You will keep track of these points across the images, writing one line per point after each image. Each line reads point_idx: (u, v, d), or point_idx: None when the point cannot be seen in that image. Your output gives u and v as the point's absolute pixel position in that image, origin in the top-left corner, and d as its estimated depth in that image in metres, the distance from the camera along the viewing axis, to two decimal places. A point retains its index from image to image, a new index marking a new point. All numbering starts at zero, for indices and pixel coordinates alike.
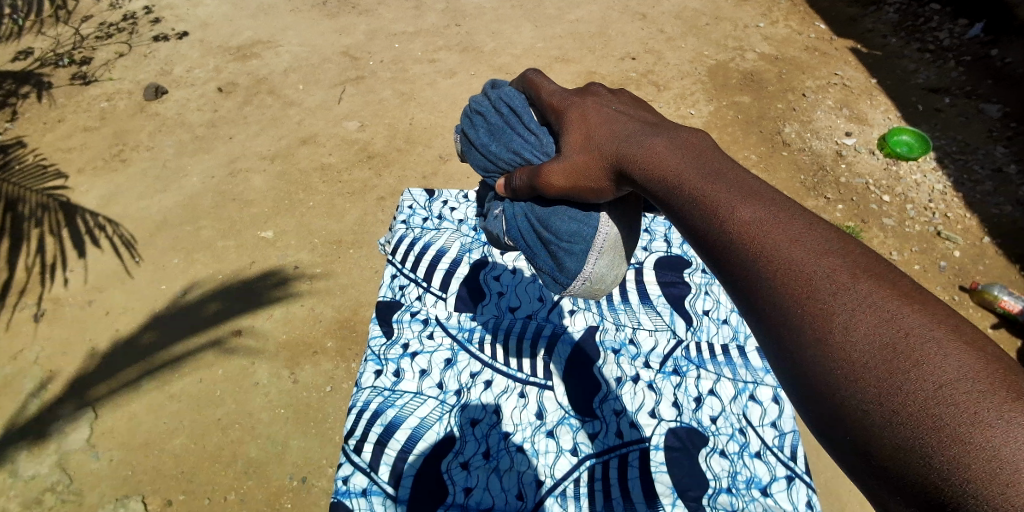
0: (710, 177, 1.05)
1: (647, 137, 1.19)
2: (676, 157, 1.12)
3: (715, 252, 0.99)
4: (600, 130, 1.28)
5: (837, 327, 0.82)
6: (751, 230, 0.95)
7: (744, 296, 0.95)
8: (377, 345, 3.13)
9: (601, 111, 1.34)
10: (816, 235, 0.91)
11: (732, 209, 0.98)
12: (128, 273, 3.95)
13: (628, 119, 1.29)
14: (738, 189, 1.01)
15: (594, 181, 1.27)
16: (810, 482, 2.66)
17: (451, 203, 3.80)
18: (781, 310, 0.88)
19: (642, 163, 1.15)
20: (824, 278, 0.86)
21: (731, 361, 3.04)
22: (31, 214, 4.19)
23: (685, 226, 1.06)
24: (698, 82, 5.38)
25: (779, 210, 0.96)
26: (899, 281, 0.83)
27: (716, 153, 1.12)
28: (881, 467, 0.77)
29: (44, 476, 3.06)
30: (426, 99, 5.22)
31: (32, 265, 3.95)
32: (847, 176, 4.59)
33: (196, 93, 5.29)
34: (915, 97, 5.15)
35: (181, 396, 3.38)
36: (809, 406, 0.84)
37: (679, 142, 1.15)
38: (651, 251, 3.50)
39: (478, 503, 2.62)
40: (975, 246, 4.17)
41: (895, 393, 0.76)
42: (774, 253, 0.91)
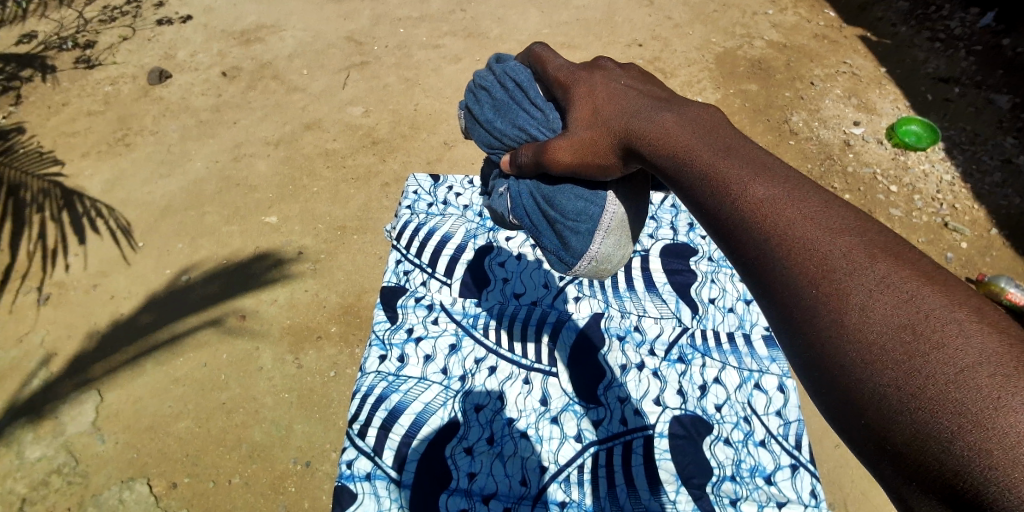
0: (723, 154, 1.03)
1: (657, 113, 1.17)
2: (687, 133, 1.10)
3: (728, 232, 0.98)
4: (608, 105, 1.27)
5: (854, 308, 0.80)
6: (764, 208, 0.94)
7: (756, 275, 0.94)
8: (382, 330, 3.12)
9: (609, 85, 1.32)
10: (832, 214, 0.89)
11: (745, 188, 0.97)
12: (126, 260, 3.93)
13: (637, 94, 1.27)
14: (752, 167, 0.99)
15: (603, 157, 1.26)
16: (814, 470, 2.66)
17: (457, 188, 3.79)
18: (796, 290, 0.87)
19: (652, 138, 1.13)
20: (840, 257, 0.84)
21: (737, 349, 3.03)
22: (32, 199, 4.18)
23: (696, 206, 1.05)
24: (705, 70, 5.33)
25: (794, 188, 0.95)
26: (918, 261, 0.82)
27: (729, 130, 1.10)
28: (898, 453, 0.76)
29: (50, 458, 3.08)
30: (430, 85, 5.19)
31: (34, 251, 3.94)
32: (855, 165, 4.56)
33: (200, 77, 5.27)
34: (925, 87, 5.09)
35: (185, 380, 3.39)
36: (822, 389, 0.83)
37: (691, 118, 1.13)
38: (657, 239, 3.48)
39: (482, 488, 2.63)
40: (983, 238, 4.14)
41: (913, 375, 0.74)
42: (788, 232, 0.90)
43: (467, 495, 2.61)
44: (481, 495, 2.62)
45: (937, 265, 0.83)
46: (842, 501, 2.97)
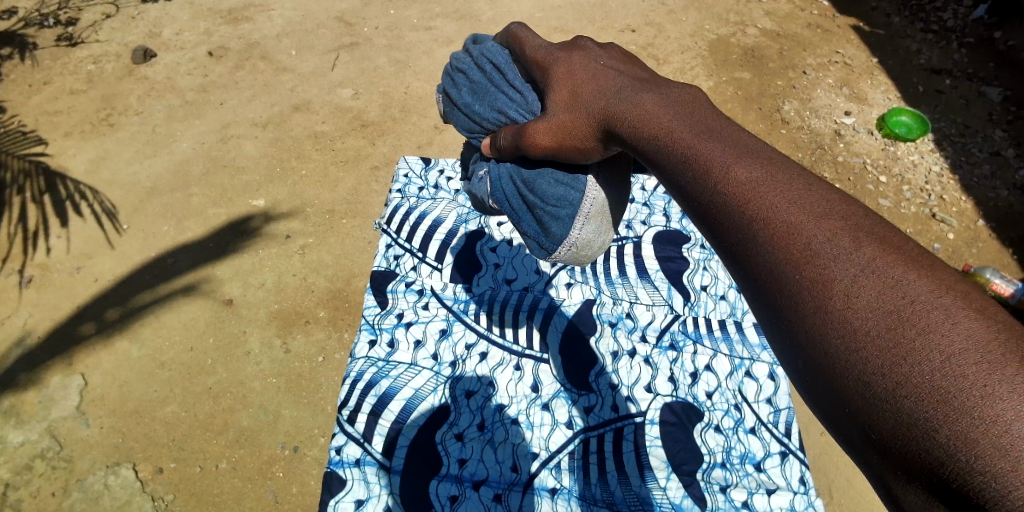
0: (704, 134, 1.00)
1: (636, 93, 1.15)
2: (666, 111, 1.08)
3: (711, 216, 0.95)
4: (587, 87, 1.24)
5: (837, 293, 0.78)
6: (744, 191, 0.91)
7: (738, 260, 0.91)
8: (372, 315, 3.09)
9: (588, 66, 1.28)
10: (814, 197, 0.87)
11: (727, 168, 0.94)
12: (110, 244, 3.85)
13: (617, 74, 1.24)
14: (735, 149, 0.96)
15: (582, 141, 1.24)
16: (803, 458, 2.68)
17: (448, 172, 3.76)
18: (779, 276, 0.84)
19: (630, 118, 1.11)
20: (824, 241, 0.81)
21: (728, 337, 3.04)
22: (13, 180, 4.08)
23: (678, 189, 1.02)
24: (698, 56, 5.30)
25: (776, 168, 0.92)
26: (903, 245, 0.79)
27: (709, 109, 1.08)
28: (883, 443, 0.73)
29: (34, 443, 3.04)
30: (422, 68, 5.13)
31: (16, 233, 3.86)
32: (845, 155, 4.56)
33: (186, 56, 5.16)
34: (916, 78, 5.10)
35: (172, 365, 3.34)
36: (807, 377, 0.81)
37: (672, 99, 1.10)
38: (649, 225, 3.48)
39: (472, 475, 2.62)
40: (969, 229, 4.17)
41: (899, 364, 0.71)
42: (771, 214, 0.87)
43: (458, 482, 2.60)
44: (471, 481, 2.60)
45: (924, 247, 0.80)
46: (827, 488, 3.01)
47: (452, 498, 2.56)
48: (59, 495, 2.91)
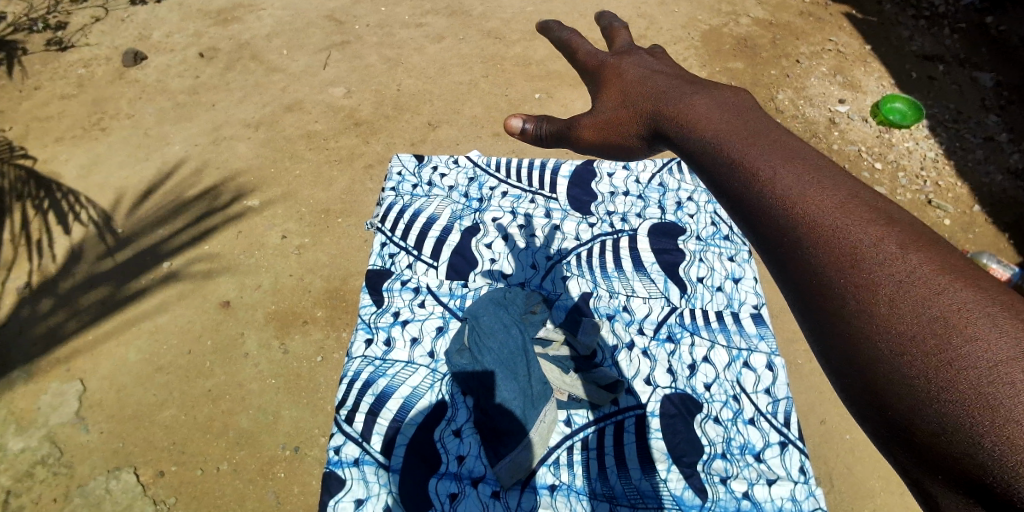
0: (761, 151, 1.17)
1: (689, 102, 1.41)
2: (723, 122, 1.29)
3: (762, 224, 1.10)
4: (634, 90, 1.56)
5: (883, 297, 0.92)
6: (794, 199, 1.07)
7: (786, 265, 1.05)
8: (368, 314, 3.08)
9: (637, 71, 1.61)
10: (864, 209, 1.01)
11: (777, 181, 1.10)
12: (104, 247, 3.81)
13: (664, 78, 1.55)
14: (784, 158, 1.13)
15: (629, 134, 1.54)
16: (803, 447, 2.68)
17: (441, 169, 3.74)
18: (828, 280, 0.98)
19: (686, 123, 1.36)
20: (872, 251, 0.96)
21: (726, 327, 3.03)
22: (11, 188, 4.09)
23: (731, 201, 1.18)
24: (691, 47, 5.28)
25: (827, 182, 1.07)
26: (946, 256, 0.93)
27: (766, 123, 1.26)
28: (924, 440, 0.86)
29: (33, 450, 3.03)
30: (413, 64, 5.11)
31: (17, 238, 3.83)
32: (840, 143, 4.55)
33: (177, 58, 5.13)
34: (909, 65, 5.10)
35: (169, 368, 3.33)
36: (845, 375, 0.95)
37: (722, 105, 1.35)
38: (645, 218, 3.49)
39: (471, 471, 2.62)
40: (966, 215, 4.16)
41: (941, 367, 0.84)
42: (821, 224, 1.02)
43: (457, 479, 2.61)
44: (470, 478, 2.61)
45: (967, 260, 0.93)
46: (827, 476, 3.03)
47: (451, 496, 2.57)
48: (61, 501, 2.91)
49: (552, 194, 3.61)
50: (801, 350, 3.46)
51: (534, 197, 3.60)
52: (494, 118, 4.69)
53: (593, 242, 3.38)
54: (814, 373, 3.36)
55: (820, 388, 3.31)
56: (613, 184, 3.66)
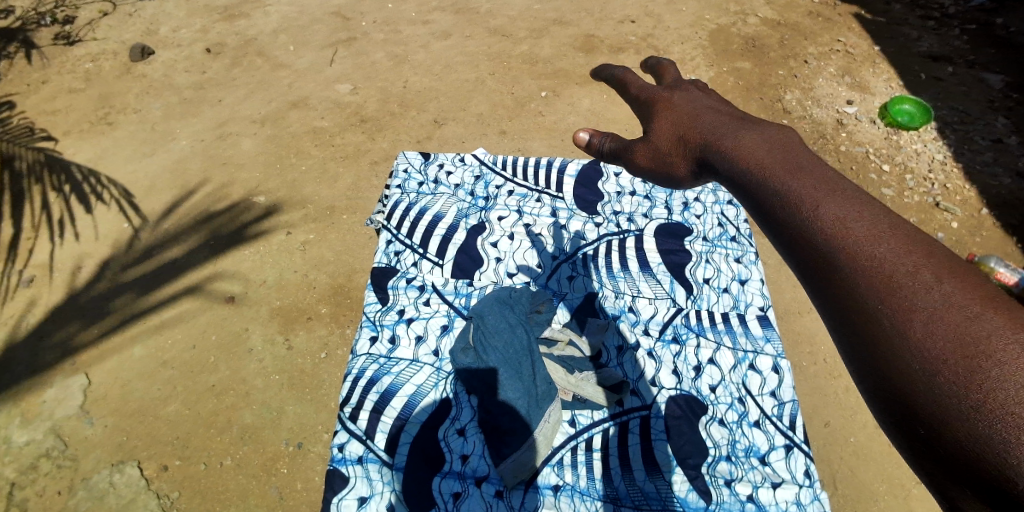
0: (804, 181, 1.20)
1: (738, 136, 1.40)
2: (768, 156, 1.31)
3: (803, 250, 1.14)
4: (685, 120, 1.54)
5: (918, 319, 0.97)
6: (834, 227, 1.10)
7: (824, 288, 1.10)
8: (373, 311, 3.08)
9: (688, 101, 1.59)
10: (900, 237, 1.06)
11: (820, 209, 1.14)
12: (135, 230, 3.91)
13: (713, 111, 1.54)
14: (827, 189, 1.17)
15: (677, 162, 1.52)
16: (808, 451, 2.66)
17: (447, 166, 3.75)
18: (866, 304, 1.03)
19: (734, 155, 1.37)
20: (907, 278, 1.01)
21: (732, 329, 3.01)
22: (29, 170, 4.04)
23: (772, 228, 1.21)
24: (698, 47, 5.26)
25: (867, 212, 1.11)
26: (976, 283, 0.99)
27: (809, 157, 1.27)
28: (954, 453, 0.92)
29: (38, 443, 3.04)
30: (419, 62, 5.11)
31: (38, 226, 3.87)
32: (847, 144, 4.51)
33: (183, 54, 5.14)
34: (917, 65, 5.07)
35: (174, 363, 3.34)
36: (878, 389, 1.02)
37: (774, 141, 1.35)
38: (651, 218, 3.49)
39: (474, 470, 2.62)
40: (973, 218, 4.10)
41: (973, 387, 0.91)
42: (859, 251, 1.06)
43: (460, 478, 2.60)
44: (474, 477, 2.61)
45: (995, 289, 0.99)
46: (830, 479, 3.02)
47: (455, 495, 2.57)
48: (65, 493, 2.92)
49: (558, 194, 3.61)
50: (805, 353, 3.45)
51: (540, 197, 3.60)
52: (500, 116, 4.68)
53: (600, 242, 3.37)
54: (818, 376, 3.35)
55: (824, 391, 3.30)
56: (619, 184, 3.65)
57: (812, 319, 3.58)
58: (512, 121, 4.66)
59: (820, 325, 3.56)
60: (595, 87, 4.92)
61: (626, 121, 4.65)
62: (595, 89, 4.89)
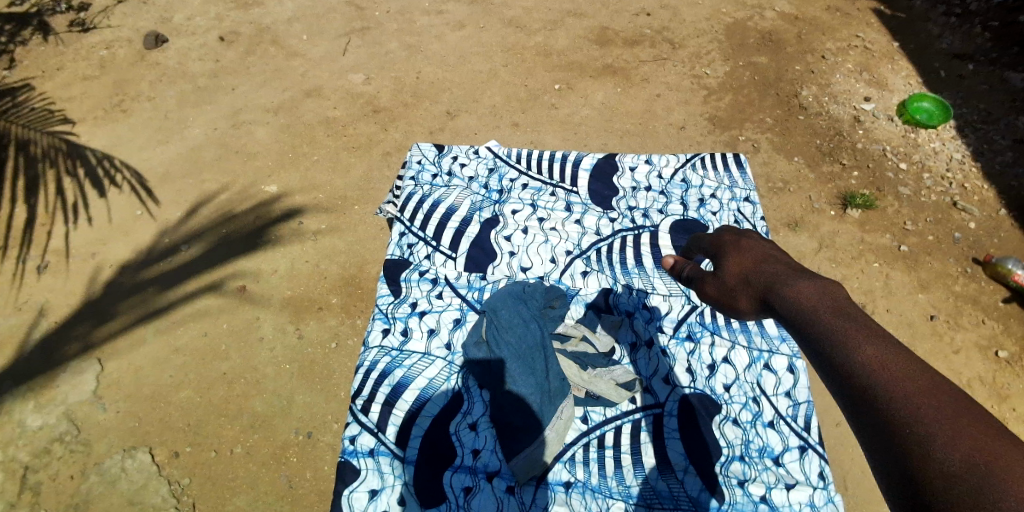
0: (847, 325, 1.50)
1: (790, 278, 1.73)
2: (818, 301, 1.61)
3: (845, 376, 1.41)
4: (749, 260, 1.88)
5: (934, 436, 1.21)
6: (871, 363, 1.38)
7: (858, 406, 1.35)
8: (385, 303, 3.08)
9: (752, 243, 1.94)
10: (921, 373, 1.32)
11: (860, 348, 1.42)
12: (149, 213, 3.95)
13: (772, 255, 1.87)
14: (865, 333, 1.46)
15: (738, 297, 1.85)
16: (823, 453, 2.64)
17: (461, 158, 3.74)
18: (892, 421, 1.28)
19: (788, 296, 1.68)
20: (928, 404, 1.25)
21: (747, 328, 2.99)
22: (44, 154, 4.14)
23: (820, 357, 1.50)
24: (715, 40, 5.20)
25: (896, 352, 1.38)
26: (979, 414, 1.22)
27: (850, 306, 1.58)
28: None
29: (52, 427, 3.07)
30: (433, 52, 5.08)
31: (51, 210, 3.91)
32: (864, 141, 4.44)
33: (197, 42, 5.14)
34: (938, 63, 4.98)
35: (186, 350, 3.36)
36: (900, 492, 1.23)
37: (823, 289, 1.64)
38: (667, 215, 3.46)
39: (486, 465, 2.62)
40: (991, 219, 4.00)
41: (979, 495, 1.12)
42: (888, 381, 1.33)
43: (471, 473, 2.60)
44: (485, 472, 2.60)
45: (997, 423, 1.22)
46: (840, 479, 3.00)
47: (466, 489, 2.57)
48: (78, 477, 2.94)
49: (572, 188, 3.59)
50: None
51: (555, 190, 3.58)
52: (513, 108, 4.65)
53: (614, 237, 3.34)
54: None
55: None
56: (635, 179, 3.63)
57: None
58: (525, 113, 4.63)
59: None
60: (609, 80, 4.87)
61: (640, 115, 4.60)
62: (610, 82, 4.84)
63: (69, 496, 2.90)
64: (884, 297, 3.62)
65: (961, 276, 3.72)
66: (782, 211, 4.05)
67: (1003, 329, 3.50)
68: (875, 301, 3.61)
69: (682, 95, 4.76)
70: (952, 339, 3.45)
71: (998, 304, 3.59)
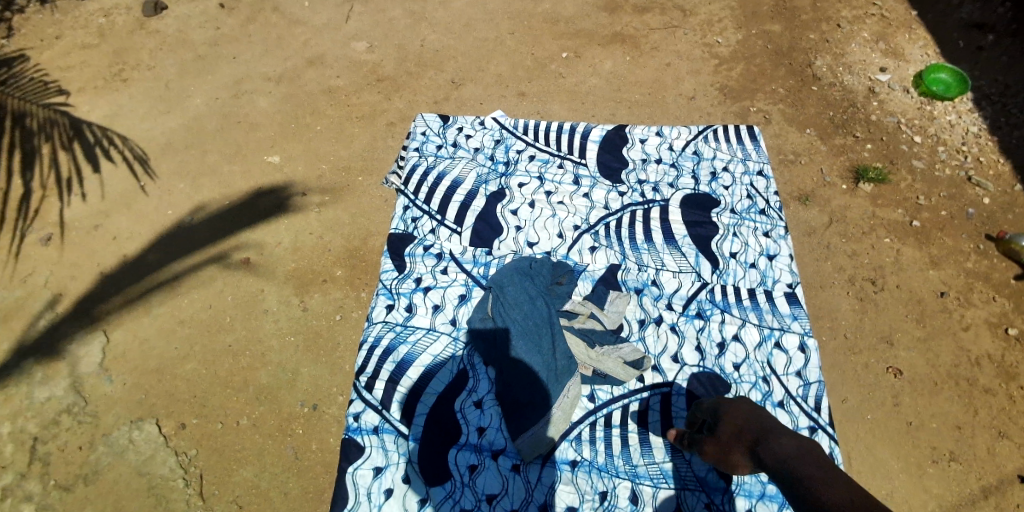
0: (818, 475, 1.90)
1: (770, 436, 2.13)
2: (794, 454, 2.01)
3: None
4: (739, 418, 2.27)
5: None
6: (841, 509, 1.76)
7: None
8: (389, 279, 3.04)
9: (738, 403, 2.34)
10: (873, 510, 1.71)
11: (830, 497, 1.81)
12: (144, 190, 3.87)
13: (755, 411, 2.27)
14: (833, 482, 1.85)
15: (736, 458, 2.22)
16: (833, 433, 2.62)
17: (467, 130, 3.67)
18: None
19: (770, 452, 2.07)
20: None
21: (758, 306, 2.94)
22: (39, 128, 3.99)
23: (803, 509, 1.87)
24: (727, 8, 5.05)
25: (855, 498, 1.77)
26: None
27: (820, 456, 1.98)
28: None
29: (60, 398, 3.07)
30: (437, 19, 4.95)
31: (46, 186, 3.82)
32: (879, 114, 4.32)
33: (197, 8, 5.02)
34: (957, 32, 4.82)
35: (191, 322, 3.34)
36: None
37: (800, 445, 2.02)
38: (677, 188, 3.39)
39: (491, 443, 2.61)
40: (1006, 195, 3.90)
41: None
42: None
43: (477, 451, 2.59)
44: (490, 450, 2.60)
45: None
46: (845, 456, 2.99)
47: (471, 467, 2.56)
48: (87, 448, 2.96)
49: (581, 160, 3.52)
50: (826, 328, 3.38)
51: (562, 163, 3.51)
52: (519, 77, 4.54)
53: (623, 212, 3.29)
54: (838, 352, 3.28)
55: (843, 368, 3.23)
56: (645, 151, 3.57)
57: (834, 293, 3.48)
58: (532, 83, 4.52)
59: (842, 300, 3.46)
60: (618, 48, 4.75)
61: (649, 85, 4.49)
62: (619, 51, 4.72)
63: (78, 466, 2.91)
64: (894, 274, 3.56)
65: (974, 253, 3.65)
66: (793, 185, 3.96)
67: (1014, 306, 3.45)
68: (885, 277, 3.55)
69: (693, 65, 4.64)
70: (962, 316, 3.40)
71: (1009, 282, 3.53)
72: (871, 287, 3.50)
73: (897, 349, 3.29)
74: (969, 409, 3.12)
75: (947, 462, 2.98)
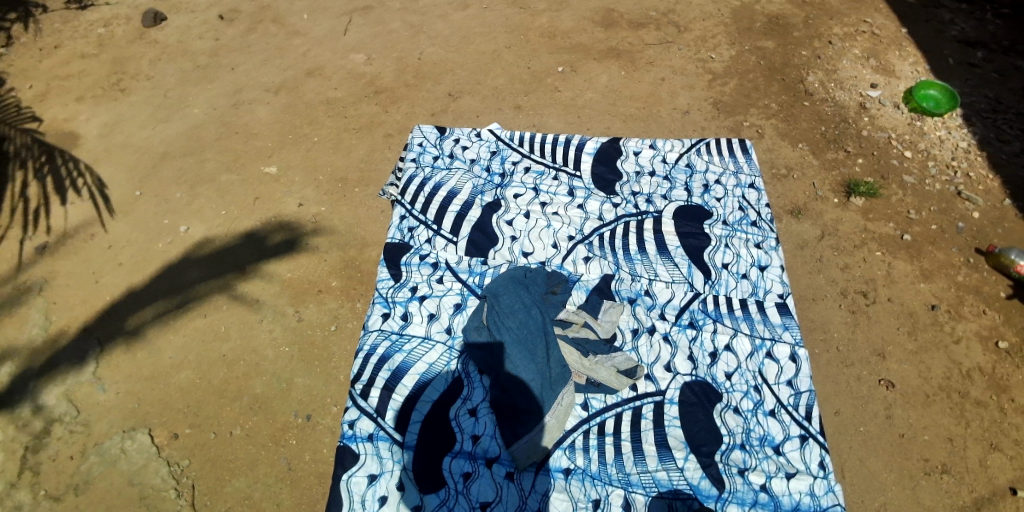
0: None
1: None
2: None
3: None
4: None
5: None
6: None
7: None
8: (386, 287, 3.07)
9: None
10: None
11: None
12: (101, 224, 3.76)
13: None
14: None
15: None
16: (823, 442, 2.64)
17: (463, 142, 3.73)
18: None
19: None
20: None
21: (750, 316, 2.97)
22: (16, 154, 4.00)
23: None
24: (721, 24, 5.14)
25: None
26: None
27: None
28: None
29: (51, 408, 3.06)
30: (436, 32, 5.03)
31: (14, 210, 3.79)
32: (870, 128, 4.38)
33: (197, 19, 5.07)
34: (947, 50, 4.91)
35: (185, 330, 3.34)
36: None
37: None
38: (670, 200, 3.44)
39: (486, 451, 2.62)
40: (996, 209, 3.95)
41: None
42: None
43: (471, 458, 2.60)
44: (485, 458, 2.60)
45: None
46: (838, 467, 3.01)
47: (465, 475, 2.56)
48: (77, 458, 2.94)
49: (575, 172, 3.56)
50: (819, 340, 3.41)
51: (557, 174, 3.55)
52: (516, 90, 4.59)
53: (617, 223, 3.33)
54: (830, 364, 3.30)
55: (836, 379, 3.25)
56: (638, 163, 3.62)
57: (826, 305, 3.51)
58: (529, 96, 4.57)
59: (835, 313, 3.49)
60: (614, 62, 4.81)
61: (645, 98, 4.55)
62: (614, 65, 4.78)
63: (69, 475, 2.90)
64: (885, 286, 3.60)
65: (965, 266, 3.69)
66: (786, 198, 4.01)
67: (1004, 320, 3.47)
68: (876, 290, 3.58)
69: (687, 79, 4.70)
70: (953, 329, 3.43)
71: (1000, 296, 3.56)
72: (863, 299, 3.54)
73: (889, 361, 3.31)
74: (960, 422, 3.14)
75: (940, 474, 2.98)
